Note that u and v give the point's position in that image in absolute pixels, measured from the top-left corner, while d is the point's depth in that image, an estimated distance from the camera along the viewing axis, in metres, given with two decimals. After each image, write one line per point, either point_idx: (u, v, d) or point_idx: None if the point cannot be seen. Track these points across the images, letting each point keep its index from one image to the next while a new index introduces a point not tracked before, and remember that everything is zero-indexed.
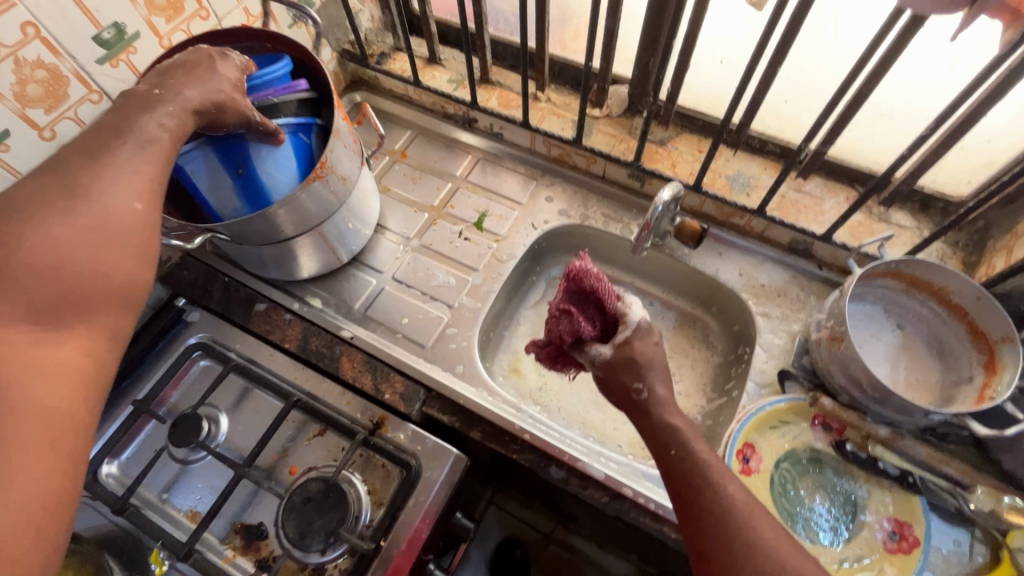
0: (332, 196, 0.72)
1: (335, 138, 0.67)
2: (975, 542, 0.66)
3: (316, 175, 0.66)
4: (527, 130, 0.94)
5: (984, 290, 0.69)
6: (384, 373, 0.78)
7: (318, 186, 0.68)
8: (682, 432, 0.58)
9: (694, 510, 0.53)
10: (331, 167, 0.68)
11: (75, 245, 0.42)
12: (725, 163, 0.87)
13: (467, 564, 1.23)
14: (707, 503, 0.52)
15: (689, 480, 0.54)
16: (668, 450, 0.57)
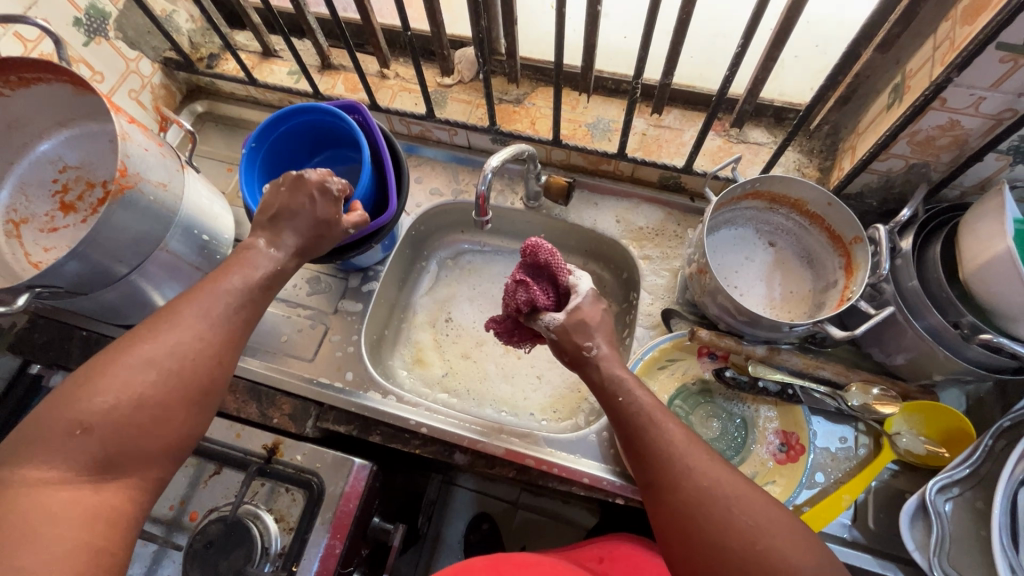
0: (156, 206, 0.66)
1: (126, 141, 0.61)
2: (859, 435, 0.69)
3: (119, 184, 0.60)
4: (379, 112, 0.89)
5: (832, 195, 0.70)
6: (269, 398, 0.76)
7: (129, 199, 0.62)
8: (624, 383, 0.56)
9: (647, 462, 0.51)
10: (138, 173, 0.62)
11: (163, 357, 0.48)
12: (583, 110, 0.85)
13: (438, 552, 1.15)
14: (662, 448, 0.50)
15: (641, 432, 0.52)
16: (614, 399, 0.56)
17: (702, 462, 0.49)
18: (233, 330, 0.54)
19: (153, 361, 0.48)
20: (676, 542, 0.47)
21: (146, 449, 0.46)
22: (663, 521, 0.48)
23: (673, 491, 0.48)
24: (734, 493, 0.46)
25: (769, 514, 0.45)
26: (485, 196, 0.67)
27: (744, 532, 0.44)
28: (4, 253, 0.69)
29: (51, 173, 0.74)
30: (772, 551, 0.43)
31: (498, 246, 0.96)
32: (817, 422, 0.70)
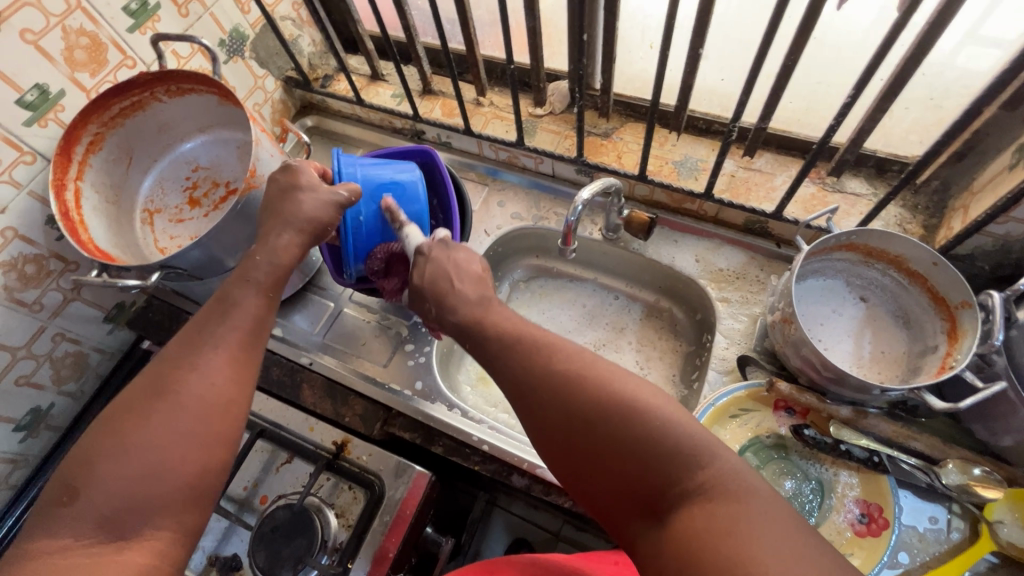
0: None
1: (259, 147, 0.69)
2: (953, 518, 0.63)
3: (248, 184, 0.67)
4: (471, 137, 0.93)
5: (939, 254, 0.66)
6: (343, 397, 0.80)
7: (255, 196, 0.69)
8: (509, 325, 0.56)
9: (532, 404, 0.51)
10: (264, 176, 0.70)
11: (160, 402, 0.45)
12: (671, 148, 0.85)
13: None
14: (544, 387, 0.50)
15: (538, 396, 0.50)
16: (496, 354, 0.55)
17: (578, 387, 0.49)
18: (237, 357, 0.51)
19: (142, 410, 0.45)
20: (581, 476, 0.48)
21: (156, 499, 0.42)
22: (563, 457, 0.49)
23: (563, 426, 0.49)
24: (618, 410, 0.46)
25: (659, 420, 0.45)
26: (572, 226, 0.69)
27: (633, 447, 0.45)
28: (138, 238, 0.79)
29: (185, 172, 0.84)
30: (668, 455, 0.44)
31: (571, 274, 0.97)
32: (903, 496, 0.65)
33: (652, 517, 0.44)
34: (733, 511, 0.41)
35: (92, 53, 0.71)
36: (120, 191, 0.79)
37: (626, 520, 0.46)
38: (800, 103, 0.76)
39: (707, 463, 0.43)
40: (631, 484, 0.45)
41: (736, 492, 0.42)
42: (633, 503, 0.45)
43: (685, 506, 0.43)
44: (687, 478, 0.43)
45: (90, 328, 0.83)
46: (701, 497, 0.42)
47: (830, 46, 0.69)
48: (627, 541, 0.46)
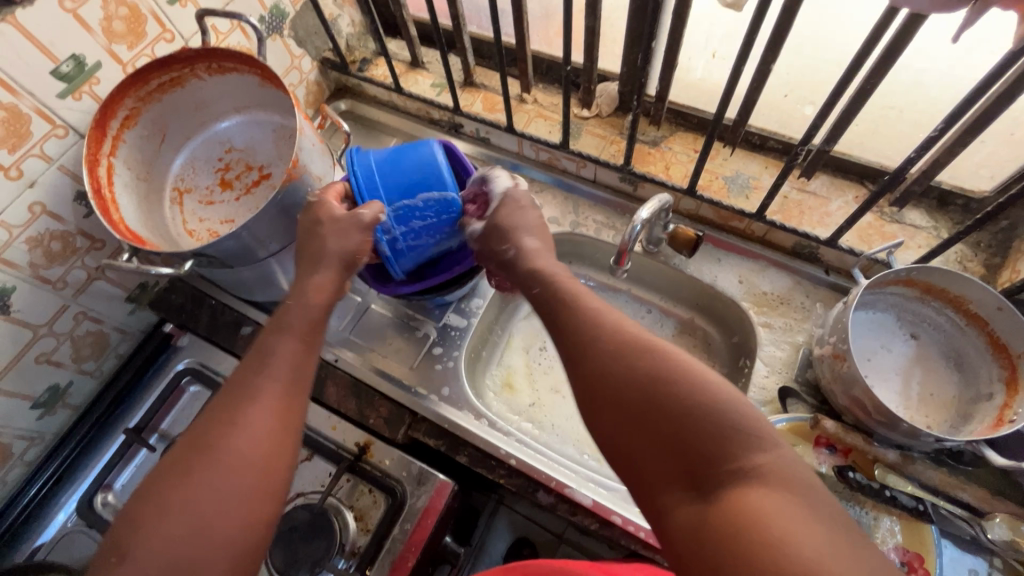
0: None
1: (301, 136, 0.66)
2: (994, 572, 0.61)
3: (289, 174, 0.65)
4: (513, 134, 0.90)
5: (1005, 299, 0.63)
6: (368, 398, 0.77)
7: (295, 187, 0.66)
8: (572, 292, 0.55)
9: (587, 362, 0.49)
10: (305, 165, 0.67)
11: (209, 456, 0.46)
12: (722, 162, 0.82)
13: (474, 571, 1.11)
14: (607, 346, 0.49)
15: (591, 358, 0.49)
16: (563, 313, 0.54)
17: (643, 351, 0.47)
18: (279, 408, 0.51)
19: (187, 468, 0.45)
20: (623, 439, 0.45)
21: (202, 555, 0.42)
22: (607, 420, 0.46)
23: (619, 384, 0.46)
24: (677, 377, 0.44)
25: (720, 396, 0.43)
26: (629, 244, 0.67)
27: (686, 418, 0.42)
28: (167, 218, 0.77)
29: (218, 152, 0.81)
30: (724, 431, 0.41)
31: (603, 283, 0.94)
32: (946, 548, 0.62)
33: (695, 491, 0.41)
34: (783, 496, 0.38)
35: (132, 24, 0.67)
36: (150, 168, 0.77)
37: (658, 491, 0.43)
38: (867, 126, 0.72)
39: (761, 447, 0.41)
40: (674, 454, 0.42)
41: (786, 480, 0.39)
42: (674, 474, 0.42)
43: (733, 486, 0.39)
44: (738, 458, 0.40)
45: (112, 308, 0.80)
46: (753, 477, 0.39)
47: (909, 71, 0.65)
48: (658, 514, 0.42)
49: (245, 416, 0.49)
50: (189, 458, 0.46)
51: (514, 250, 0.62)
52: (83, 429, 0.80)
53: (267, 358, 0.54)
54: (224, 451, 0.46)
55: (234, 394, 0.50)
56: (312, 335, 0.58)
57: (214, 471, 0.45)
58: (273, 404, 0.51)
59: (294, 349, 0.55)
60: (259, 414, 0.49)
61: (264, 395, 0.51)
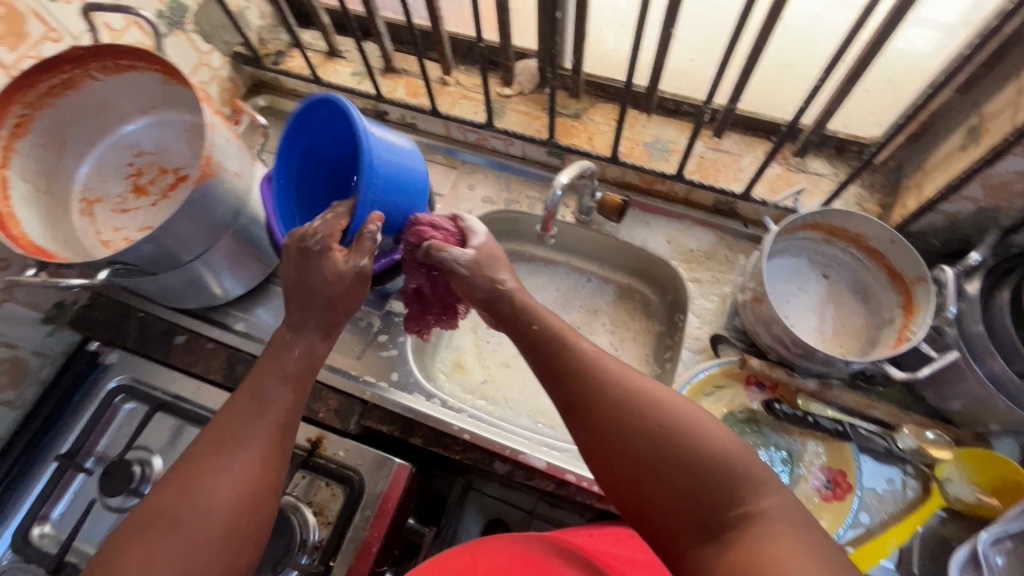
0: (233, 194, 0.69)
1: (212, 130, 0.64)
2: (907, 478, 0.68)
3: (203, 171, 0.63)
4: (438, 118, 0.90)
5: (896, 232, 0.69)
6: (315, 393, 0.77)
7: (212, 185, 0.64)
8: (566, 337, 0.54)
9: (594, 415, 0.49)
10: (220, 161, 0.65)
11: (192, 504, 0.46)
12: (641, 129, 0.85)
13: None
14: (614, 395, 0.49)
15: (596, 412, 0.49)
16: (564, 358, 0.53)
17: (654, 402, 0.47)
18: (265, 454, 0.51)
19: (172, 515, 0.45)
20: (636, 491, 0.45)
21: (196, 573, 0.43)
22: (622, 470, 0.46)
23: (631, 434, 0.46)
24: (683, 426, 0.45)
25: (725, 443, 0.44)
26: (551, 211, 0.69)
27: (697, 464, 0.43)
28: (77, 230, 0.72)
29: (127, 157, 0.77)
30: (735, 478, 0.43)
31: (543, 257, 0.96)
32: (864, 462, 0.69)
33: (706, 535, 0.42)
34: (783, 532, 0.40)
35: (10, 25, 0.63)
36: (52, 179, 0.72)
37: (674, 538, 0.43)
38: (766, 84, 0.77)
39: (764, 487, 0.43)
40: (689, 500, 0.43)
41: (786, 516, 0.41)
42: (687, 520, 0.43)
43: (745, 528, 0.41)
44: (746, 501, 0.42)
45: (26, 331, 0.76)
46: (755, 516, 0.41)
47: (795, 29, 0.70)
48: (675, 560, 0.43)
49: (230, 461, 0.49)
50: (169, 501, 0.46)
51: (501, 285, 0.61)
52: (9, 461, 0.75)
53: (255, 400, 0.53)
54: (205, 498, 0.46)
55: (223, 435, 0.50)
56: (303, 379, 0.57)
57: (196, 521, 0.45)
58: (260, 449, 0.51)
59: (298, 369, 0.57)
60: (247, 458, 0.49)
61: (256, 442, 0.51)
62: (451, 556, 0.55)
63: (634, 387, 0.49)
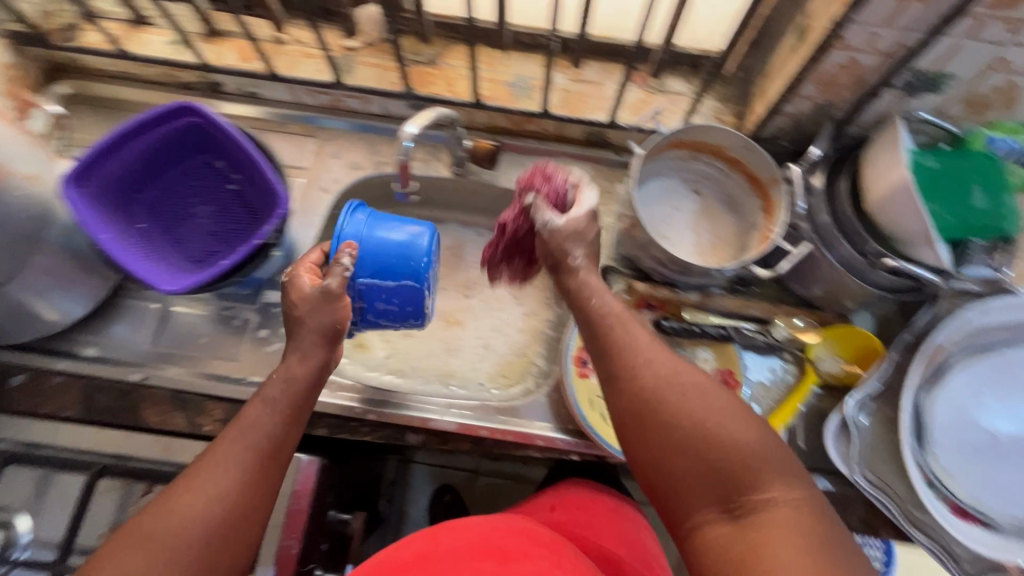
0: (33, 203, 0.58)
1: None
2: (786, 365, 0.74)
3: None
4: (280, 82, 0.81)
5: (749, 139, 0.72)
6: (197, 406, 0.70)
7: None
8: (620, 316, 0.54)
9: (639, 391, 0.49)
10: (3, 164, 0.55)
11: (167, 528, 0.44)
12: (501, 67, 0.82)
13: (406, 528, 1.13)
14: (654, 377, 0.48)
15: (637, 391, 0.49)
16: (614, 337, 0.52)
17: (701, 391, 0.48)
18: (254, 489, 0.48)
19: (147, 535, 0.43)
20: (662, 467, 0.47)
21: None
22: (657, 450, 0.47)
23: (667, 417, 0.47)
24: (719, 419, 0.46)
25: (757, 439, 0.45)
26: (406, 164, 0.65)
27: (733, 455, 0.45)
28: None
29: None
30: (764, 467, 0.45)
31: (428, 218, 0.92)
32: (749, 357, 0.74)
33: (725, 513, 0.45)
34: (795, 520, 0.43)
35: None
36: None
37: (695, 512, 0.46)
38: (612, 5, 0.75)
39: (782, 479, 0.44)
40: (717, 482, 0.45)
41: (800, 508, 0.43)
42: (708, 497, 0.45)
43: (763, 512, 0.43)
44: (767, 486, 0.44)
45: None
46: (772, 506, 0.43)
47: None
48: (689, 530, 0.46)
49: (212, 485, 0.46)
50: (148, 520, 0.44)
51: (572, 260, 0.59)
52: None
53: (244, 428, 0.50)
54: (183, 522, 0.44)
55: (210, 460, 0.47)
56: (293, 415, 0.53)
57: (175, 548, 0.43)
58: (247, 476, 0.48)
59: (277, 409, 0.52)
60: (227, 482, 0.47)
61: (244, 467, 0.48)
62: (413, 540, 0.62)
63: (680, 373, 0.49)
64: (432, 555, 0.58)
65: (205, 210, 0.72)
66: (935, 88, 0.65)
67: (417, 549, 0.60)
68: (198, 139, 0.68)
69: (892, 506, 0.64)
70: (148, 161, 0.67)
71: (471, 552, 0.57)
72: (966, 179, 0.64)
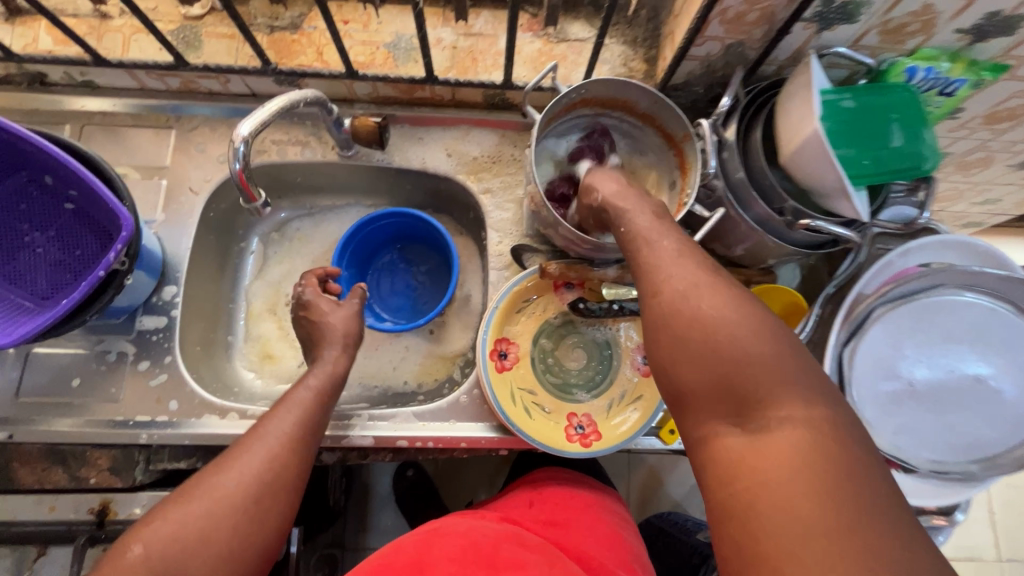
0: None
1: None
2: None
3: None
4: (113, 68, 0.68)
5: (658, 91, 0.65)
6: (79, 457, 0.64)
7: None
8: (647, 236, 0.47)
9: (666, 292, 0.41)
10: None
11: (214, 496, 0.46)
12: (377, 27, 0.71)
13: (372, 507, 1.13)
14: (676, 289, 0.41)
15: (663, 292, 0.42)
16: (640, 255, 0.46)
17: (738, 300, 0.39)
18: (278, 467, 0.50)
19: (198, 490, 0.47)
20: (673, 375, 0.39)
21: (217, 552, 0.45)
22: (672, 350, 0.40)
23: (680, 322, 0.39)
24: (745, 330, 0.37)
25: (788, 354, 0.37)
26: (244, 176, 0.56)
27: (753, 364, 0.36)
28: None
29: None
30: (788, 383, 0.35)
31: (329, 206, 0.83)
32: None
33: (735, 425, 0.36)
34: (811, 443, 0.33)
35: None
36: None
37: (703, 421, 0.37)
38: None
39: (805, 396, 0.35)
40: (730, 390, 0.36)
41: (821, 429, 0.33)
42: (719, 407, 0.37)
43: (776, 429, 0.34)
44: (785, 403, 0.35)
45: None
46: (792, 426, 0.33)
47: None
48: (694, 441, 0.38)
49: (253, 456, 0.50)
50: (198, 482, 0.47)
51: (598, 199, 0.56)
52: None
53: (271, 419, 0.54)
54: (230, 485, 0.48)
55: (246, 442, 0.51)
56: (312, 428, 0.56)
57: (219, 508, 0.46)
58: (280, 457, 0.51)
59: (299, 412, 0.55)
60: (260, 463, 0.50)
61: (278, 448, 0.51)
62: (407, 542, 0.59)
63: (705, 284, 0.41)
64: (424, 563, 0.54)
65: (42, 238, 0.61)
66: (850, 18, 0.58)
67: (410, 553, 0.56)
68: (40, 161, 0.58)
69: None
70: None
71: (466, 558, 0.55)
72: (884, 117, 0.60)
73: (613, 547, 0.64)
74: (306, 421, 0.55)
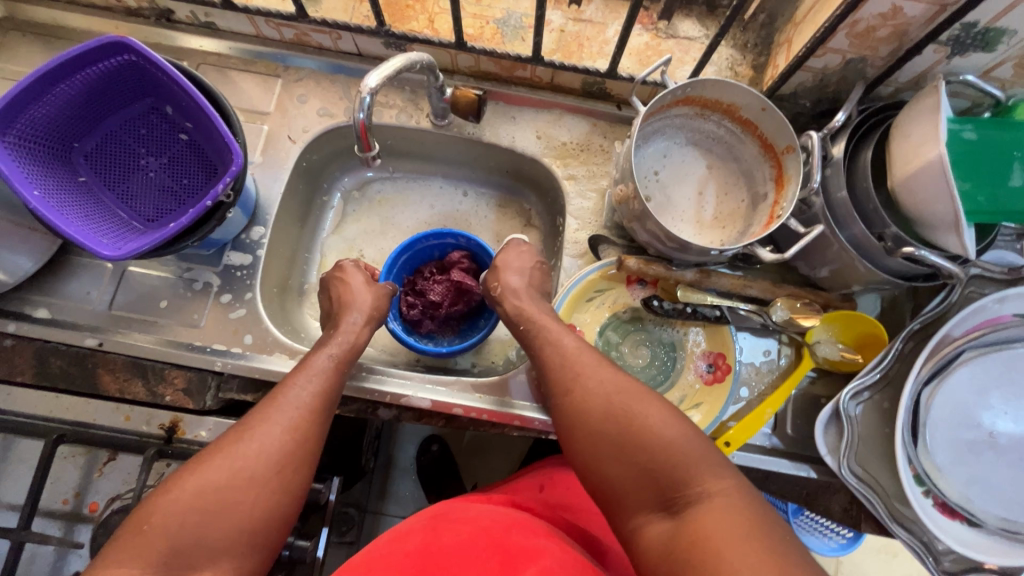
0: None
1: None
2: (783, 346, 0.70)
3: None
4: (237, 12, 0.71)
5: (767, 99, 0.63)
6: (156, 373, 0.65)
7: None
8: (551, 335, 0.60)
9: (574, 402, 0.53)
10: None
11: (228, 468, 0.47)
12: (490, 3, 0.71)
13: (393, 475, 1.14)
14: (588, 386, 0.53)
15: (572, 402, 0.53)
16: (547, 351, 0.58)
17: (634, 402, 0.51)
18: (293, 436, 0.52)
19: (213, 458, 0.48)
20: (601, 475, 0.49)
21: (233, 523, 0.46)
22: (595, 458, 0.50)
23: (597, 419, 0.51)
24: (639, 414, 0.49)
25: (683, 440, 0.47)
26: (365, 125, 0.57)
27: (652, 457, 0.47)
28: None
29: None
30: (683, 462, 0.46)
31: (410, 172, 0.84)
32: (743, 338, 0.70)
33: (663, 511, 0.45)
34: (721, 509, 0.42)
35: None
36: None
37: (630, 512, 0.47)
38: None
39: (709, 470, 0.45)
40: (644, 479, 0.46)
41: (735, 497, 0.43)
42: (647, 501, 0.46)
43: (693, 505, 0.43)
44: (691, 483, 0.44)
45: None
46: (704, 496, 0.44)
47: None
48: (630, 533, 0.46)
49: (265, 430, 0.51)
50: (211, 452, 0.49)
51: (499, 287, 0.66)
52: None
53: (286, 387, 0.55)
54: (245, 457, 0.49)
55: (258, 412, 0.52)
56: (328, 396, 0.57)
57: (233, 482, 0.47)
58: (291, 424, 0.52)
59: (317, 384, 0.56)
60: (273, 435, 0.50)
61: (294, 420, 0.53)
62: (412, 529, 0.58)
63: (593, 378, 0.54)
64: (436, 548, 0.53)
65: (155, 163, 0.65)
66: (987, 46, 0.56)
67: (418, 540, 0.56)
68: (168, 96, 0.62)
69: (875, 500, 0.61)
70: (103, 98, 0.61)
71: (474, 544, 0.53)
72: (1006, 155, 0.56)
73: (618, 538, 0.64)
74: (323, 391, 0.56)
